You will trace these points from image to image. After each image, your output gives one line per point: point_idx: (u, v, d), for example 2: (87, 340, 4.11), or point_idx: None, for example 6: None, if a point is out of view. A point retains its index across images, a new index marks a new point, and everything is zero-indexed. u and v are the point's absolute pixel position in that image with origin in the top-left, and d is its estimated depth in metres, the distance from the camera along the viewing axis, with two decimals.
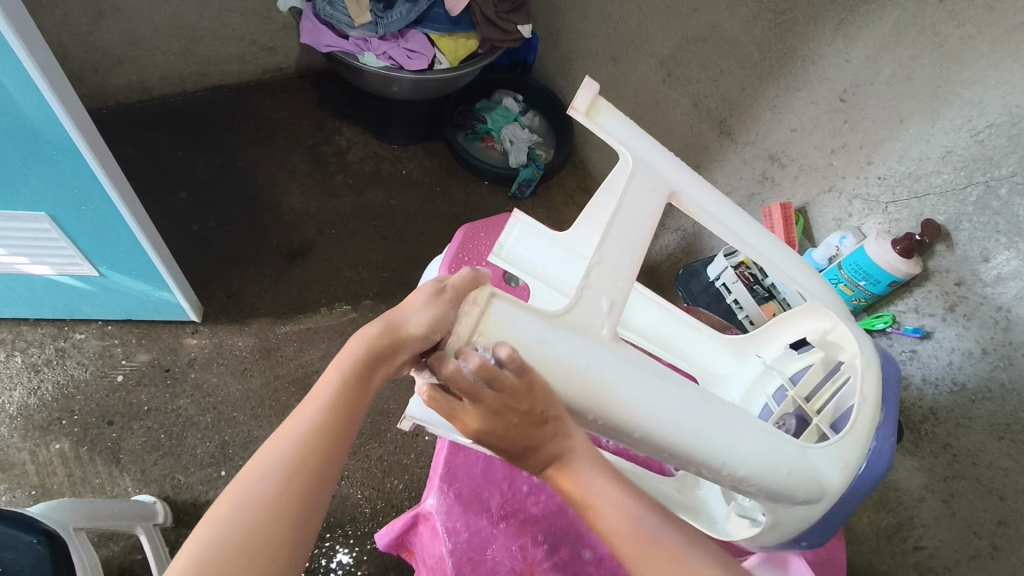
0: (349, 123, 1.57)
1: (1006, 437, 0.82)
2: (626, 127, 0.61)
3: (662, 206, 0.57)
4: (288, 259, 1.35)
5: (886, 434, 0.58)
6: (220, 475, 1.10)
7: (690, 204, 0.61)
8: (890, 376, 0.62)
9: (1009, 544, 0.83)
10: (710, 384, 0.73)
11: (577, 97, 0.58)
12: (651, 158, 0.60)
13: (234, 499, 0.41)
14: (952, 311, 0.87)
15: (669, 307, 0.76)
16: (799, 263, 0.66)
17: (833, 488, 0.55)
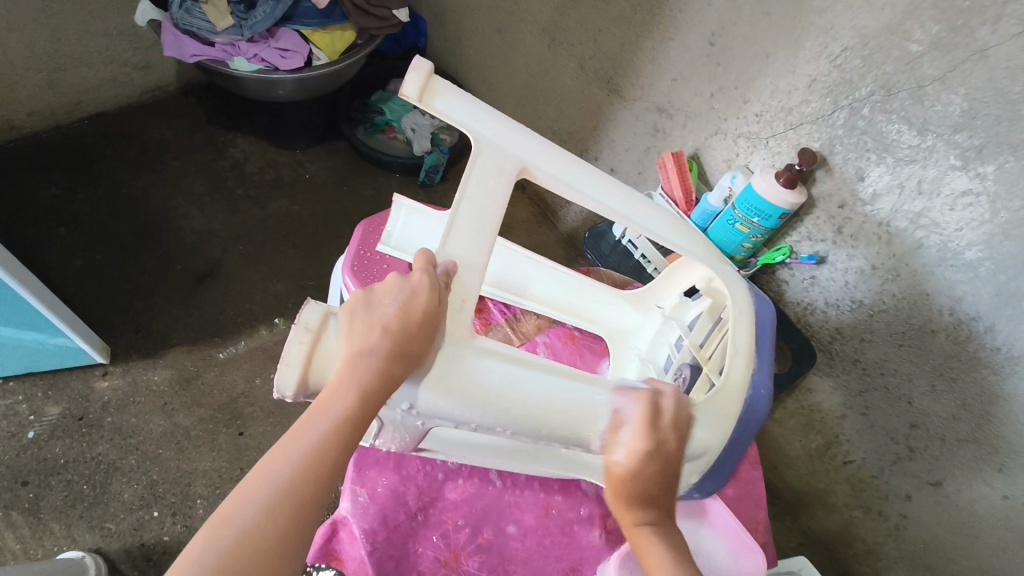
0: (243, 133, 1.51)
1: (905, 344, 0.87)
2: (468, 105, 0.61)
3: (509, 186, 0.60)
4: (197, 282, 1.30)
5: (762, 381, 0.61)
6: (153, 516, 1.05)
7: (542, 176, 0.62)
8: (765, 321, 0.67)
9: (923, 444, 0.92)
10: (616, 342, 0.74)
11: (406, 82, 0.58)
12: (498, 136, 0.61)
13: (249, 501, 0.43)
14: (840, 233, 0.89)
15: (565, 272, 0.76)
16: (666, 219, 0.68)
17: (716, 442, 0.58)
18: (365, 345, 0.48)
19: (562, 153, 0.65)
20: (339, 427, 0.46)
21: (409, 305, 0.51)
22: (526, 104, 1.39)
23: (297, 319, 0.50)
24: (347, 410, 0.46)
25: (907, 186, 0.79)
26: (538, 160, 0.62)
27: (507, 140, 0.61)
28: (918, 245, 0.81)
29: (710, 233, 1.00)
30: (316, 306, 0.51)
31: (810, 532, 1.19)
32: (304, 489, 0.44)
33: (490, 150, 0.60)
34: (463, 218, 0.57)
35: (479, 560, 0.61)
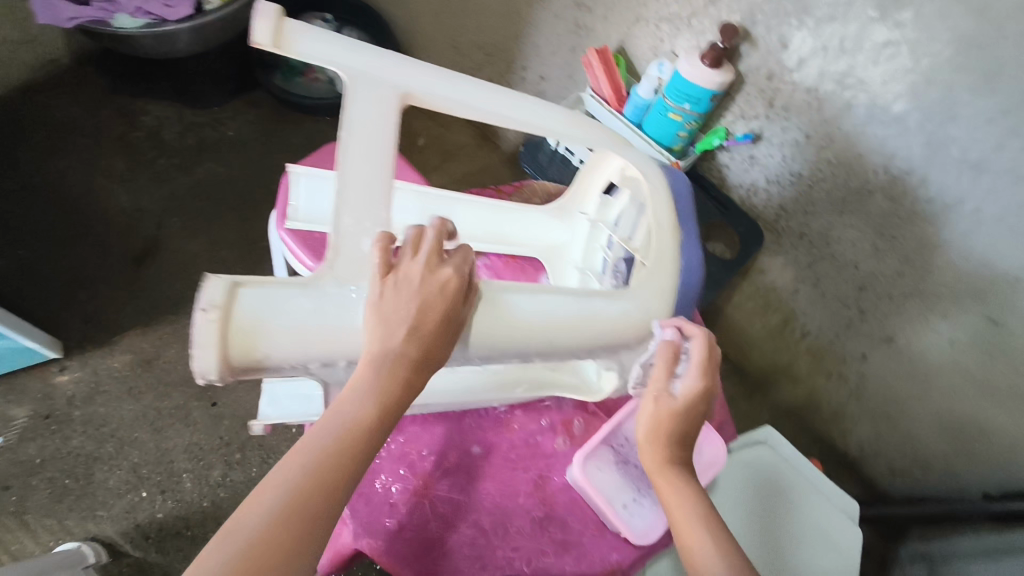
0: (154, 98, 1.42)
1: (846, 210, 0.88)
2: (327, 39, 0.55)
3: (395, 114, 0.55)
4: (138, 262, 1.25)
5: (692, 252, 0.64)
6: (142, 496, 1.06)
7: (432, 98, 0.59)
8: (681, 191, 0.69)
9: (872, 303, 0.94)
10: (554, 258, 0.76)
11: (255, 31, 0.50)
12: (368, 65, 0.56)
13: (260, 508, 0.40)
14: (772, 107, 0.88)
15: (487, 203, 0.74)
16: (568, 115, 0.66)
17: (661, 321, 0.60)
18: (381, 341, 0.45)
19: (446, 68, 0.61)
20: (359, 430, 0.44)
21: (425, 294, 0.46)
22: (445, 21, 1.32)
23: (198, 299, 0.42)
24: (368, 408, 0.44)
25: (829, 47, 0.77)
26: (420, 82, 0.58)
27: (381, 68, 0.56)
28: (847, 106, 0.80)
29: (645, 127, 0.97)
30: (220, 282, 0.43)
31: (779, 403, 1.25)
32: (324, 484, 0.42)
33: (366, 85, 0.55)
34: (352, 159, 0.52)
35: (446, 484, 0.62)
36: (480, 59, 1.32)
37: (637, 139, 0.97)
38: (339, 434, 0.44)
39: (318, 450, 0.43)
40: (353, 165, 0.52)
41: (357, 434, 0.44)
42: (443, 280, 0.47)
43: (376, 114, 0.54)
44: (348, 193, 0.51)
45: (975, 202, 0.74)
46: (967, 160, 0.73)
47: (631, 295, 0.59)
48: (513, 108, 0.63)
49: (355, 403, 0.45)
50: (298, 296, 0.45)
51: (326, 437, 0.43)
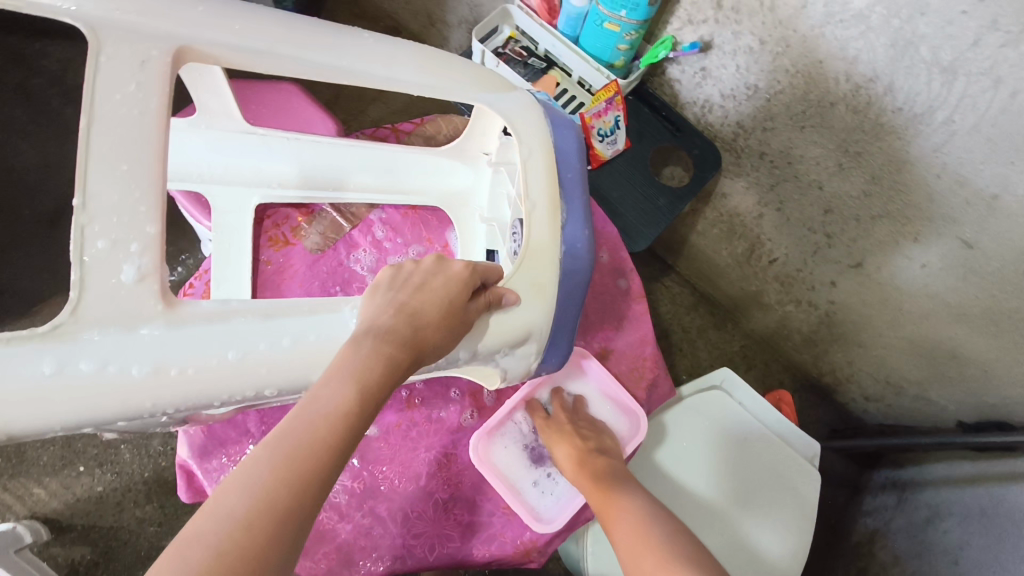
0: (51, 38, 1.27)
1: (807, 126, 0.77)
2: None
3: (156, 84, 0.46)
4: (54, 224, 1.16)
5: (578, 225, 0.64)
6: (79, 472, 1.02)
7: (229, 55, 0.52)
8: (567, 152, 0.66)
9: (839, 227, 0.84)
10: (456, 206, 0.74)
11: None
12: (116, 11, 0.47)
13: (225, 509, 0.36)
14: (720, 8, 0.75)
15: (371, 147, 0.72)
16: (420, 66, 0.60)
17: (540, 313, 0.60)
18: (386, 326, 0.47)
19: (243, 11, 0.53)
20: (344, 414, 0.42)
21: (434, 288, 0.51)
22: None
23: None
24: (345, 395, 0.42)
25: None
26: (201, 37, 0.50)
27: (142, 13, 0.47)
28: (801, 5, 0.67)
29: (582, 41, 0.85)
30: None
31: (752, 333, 1.17)
32: (304, 472, 0.39)
33: (116, 38, 0.46)
34: (98, 152, 0.44)
35: None
36: None
37: (571, 55, 0.87)
38: (322, 416, 0.41)
39: (299, 433, 0.40)
40: (100, 146, 0.44)
41: (343, 415, 0.41)
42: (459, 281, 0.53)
43: (132, 79, 0.46)
44: (96, 186, 0.43)
45: (948, 109, 0.63)
46: (938, 62, 0.61)
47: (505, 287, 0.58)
48: (341, 68, 0.56)
49: (344, 387, 0.42)
50: (27, 354, 0.40)
51: (307, 421, 0.40)
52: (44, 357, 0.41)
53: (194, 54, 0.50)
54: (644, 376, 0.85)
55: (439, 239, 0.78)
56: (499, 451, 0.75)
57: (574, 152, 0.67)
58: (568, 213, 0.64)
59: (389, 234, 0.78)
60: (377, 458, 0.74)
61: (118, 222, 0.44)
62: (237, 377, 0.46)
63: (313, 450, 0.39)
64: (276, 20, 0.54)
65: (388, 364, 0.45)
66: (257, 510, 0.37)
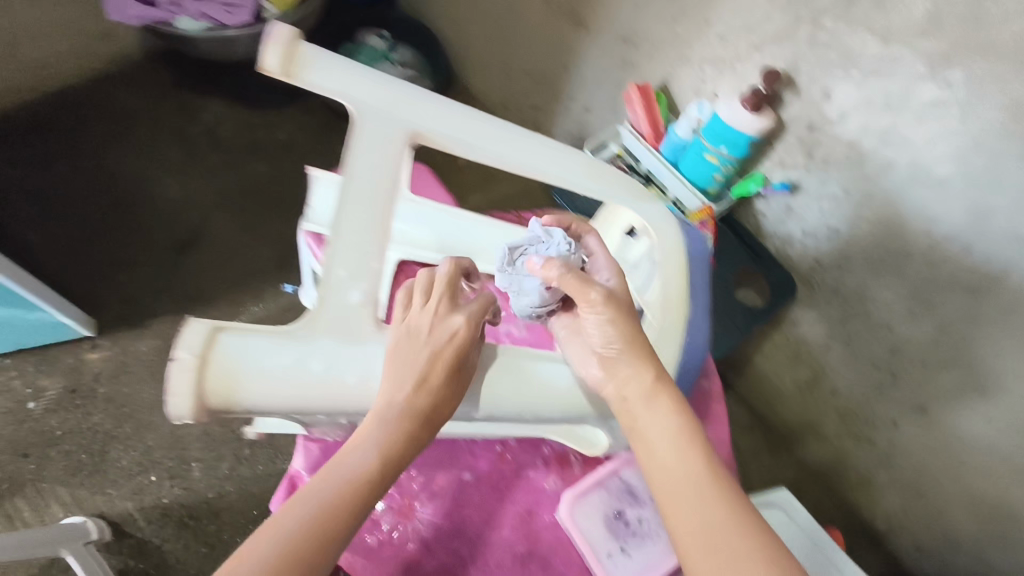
0: (213, 97, 1.48)
1: (883, 271, 0.84)
2: (341, 67, 0.54)
3: (399, 155, 0.56)
4: (179, 251, 1.30)
5: (702, 322, 0.66)
6: (151, 480, 1.09)
7: (448, 140, 0.59)
8: (697, 254, 0.69)
9: (906, 369, 0.88)
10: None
11: (264, 53, 0.50)
12: (374, 95, 0.56)
13: (280, 525, 0.43)
14: (811, 158, 0.84)
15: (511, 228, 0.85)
16: (582, 160, 0.66)
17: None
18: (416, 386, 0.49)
19: (458, 108, 0.61)
20: (381, 459, 0.47)
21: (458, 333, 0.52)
22: (497, 46, 1.34)
23: (177, 345, 0.45)
24: (385, 440, 0.47)
25: (874, 102, 0.74)
26: (430, 123, 0.58)
27: (391, 102, 0.56)
28: (888, 165, 0.77)
29: (681, 166, 0.96)
30: (200, 327, 0.46)
31: (804, 463, 1.18)
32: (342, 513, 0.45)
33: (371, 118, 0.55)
34: (349, 203, 0.53)
35: (433, 506, 0.66)
36: (527, 85, 1.33)
37: (670, 176, 0.97)
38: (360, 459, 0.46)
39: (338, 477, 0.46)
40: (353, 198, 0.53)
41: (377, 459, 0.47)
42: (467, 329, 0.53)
43: (378, 150, 0.55)
44: (345, 226, 0.53)
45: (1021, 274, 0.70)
46: (1014, 232, 0.69)
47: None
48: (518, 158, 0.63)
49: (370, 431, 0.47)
50: (270, 349, 0.48)
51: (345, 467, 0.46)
52: (286, 353, 0.48)
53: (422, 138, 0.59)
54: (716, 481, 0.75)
55: None
56: (580, 519, 0.66)
57: (702, 257, 0.70)
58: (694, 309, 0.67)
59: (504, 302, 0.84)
60: None
61: (354, 258, 0.53)
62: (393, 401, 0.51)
63: (358, 488, 0.46)
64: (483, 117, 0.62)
65: (419, 417, 0.49)
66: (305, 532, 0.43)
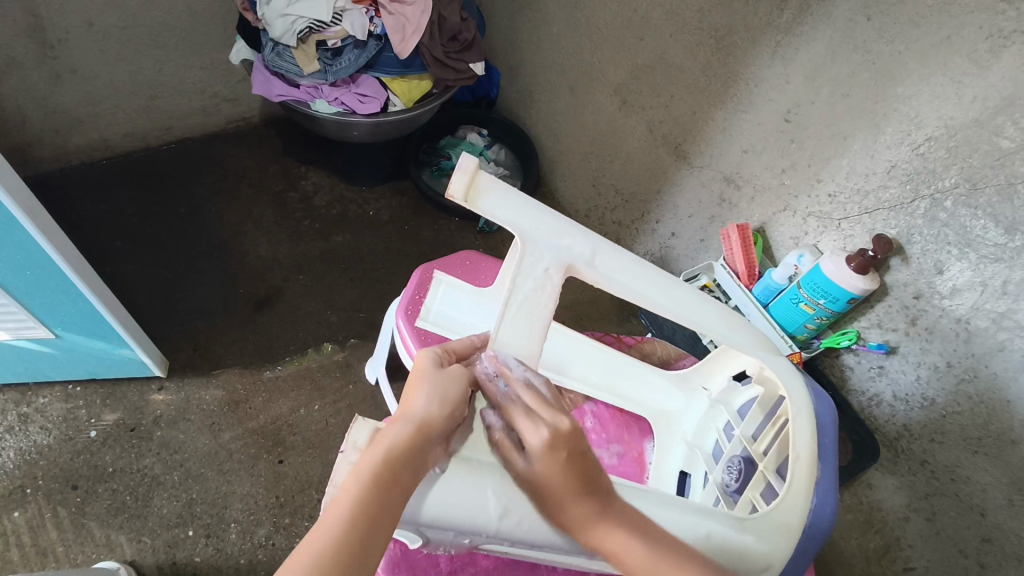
0: (315, 167, 1.58)
1: (980, 452, 0.79)
2: (515, 200, 0.60)
3: (557, 282, 0.60)
4: (258, 306, 1.34)
5: (827, 486, 0.61)
6: (187, 535, 1.07)
7: (597, 277, 0.62)
8: (825, 418, 0.66)
9: (995, 562, 0.80)
10: (662, 425, 0.77)
11: (452, 183, 0.56)
12: (542, 228, 0.60)
13: None
14: (913, 325, 0.84)
15: (612, 353, 0.81)
16: (715, 307, 0.68)
17: (779, 556, 0.58)
18: (426, 413, 0.50)
19: (608, 249, 0.64)
20: (363, 499, 0.44)
21: (450, 378, 0.53)
22: (592, 161, 1.40)
23: (346, 439, 0.51)
24: (371, 476, 0.45)
25: (990, 285, 0.74)
26: (584, 256, 0.62)
27: (550, 236, 0.61)
28: (999, 348, 0.75)
29: (772, 310, 0.96)
30: (365, 423, 0.52)
31: None
32: (348, 554, 0.42)
33: (533, 246, 0.60)
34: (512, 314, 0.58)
35: None
36: (616, 201, 1.38)
37: (759, 317, 0.97)
38: (359, 480, 0.45)
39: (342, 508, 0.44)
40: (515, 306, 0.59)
41: (376, 483, 0.45)
42: (465, 376, 0.54)
43: (538, 272, 0.60)
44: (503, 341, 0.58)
45: None
46: None
47: (754, 523, 0.58)
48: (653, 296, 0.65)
49: (376, 452, 0.47)
50: None
51: (346, 496, 0.44)
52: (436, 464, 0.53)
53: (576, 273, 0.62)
54: None
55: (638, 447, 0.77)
56: None
57: (829, 418, 0.66)
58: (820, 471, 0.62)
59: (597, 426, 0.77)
60: None
61: None
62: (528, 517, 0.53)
63: (348, 542, 0.43)
64: (630, 259, 0.65)
65: (407, 469, 0.47)
66: None
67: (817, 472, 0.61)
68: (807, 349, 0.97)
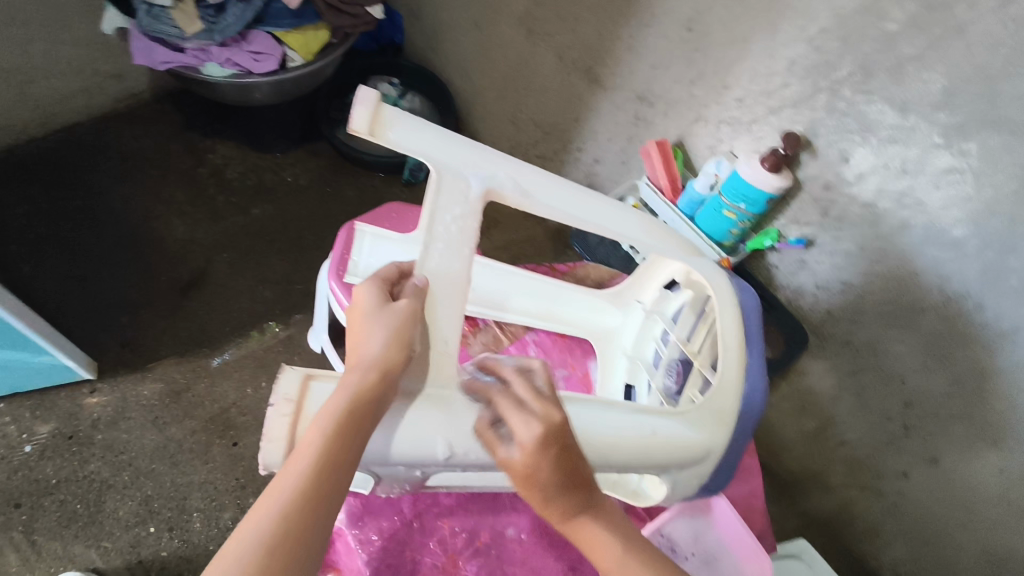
0: (222, 139, 1.49)
1: (895, 324, 0.85)
2: (422, 130, 0.59)
3: (476, 205, 0.59)
4: (184, 292, 1.28)
5: (757, 370, 0.66)
6: (149, 532, 1.05)
7: (517, 200, 0.62)
8: (750, 306, 0.70)
9: (916, 421, 0.88)
10: (604, 343, 0.80)
11: (355, 117, 0.54)
12: (455, 156, 0.60)
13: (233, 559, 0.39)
14: (826, 216, 0.88)
15: (544, 281, 0.81)
16: (636, 216, 0.69)
17: (718, 440, 0.62)
18: (383, 353, 0.49)
19: (526, 170, 0.64)
20: (329, 447, 0.44)
21: (401, 314, 0.51)
22: (508, 97, 1.37)
23: (274, 392, 0.49)
24: (337, 422, 0.45)
25: (890, 167, 0.78)
26: (501, 178, 0.61)
27: (464, 162, 0.60)
28: (904, 225, 0.80)
29: (698, 220, 0.99)
30: (293, 374, 0.50)
31: (808, 513, 1.13)
32: (315, 502, 0.42)
33: (450, 172, 0.59)
34: (435, 243, 0.57)
35: (478, 563, 0.65)
36: (537, 135, 1.37)
37: (686, 229, 0.99)
38: (321, 431, 0.44)
39: (304, 462, 0.43)
40: (435, 231, 0.57)
41: (340, 430, 0.45)
42: (414, 312, 0.53)
43: (458, 196, 0.59)
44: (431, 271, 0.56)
45: None
46: None
47: (693, 416, 0.61)
48: (576, 212, 0.65)
49: (338, 398, 0.46)
50: None
51: (309, 448, 0.44)
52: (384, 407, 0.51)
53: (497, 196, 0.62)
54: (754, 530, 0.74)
55: (583, 368, 0.81)
56: None
57: (753, 306, 0.70)
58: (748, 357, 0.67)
59: (541, 354, 0.79)
60: (513, 561, 0.66)
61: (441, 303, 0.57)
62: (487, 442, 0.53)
63: (314, 491, 0.42)
64: (549, 179, 0.65)
65: (371, 413, 0.47)
66: (263, 551, 0.39)
67: (746, 359, 0.65)
68: (733, 254, 1.00)
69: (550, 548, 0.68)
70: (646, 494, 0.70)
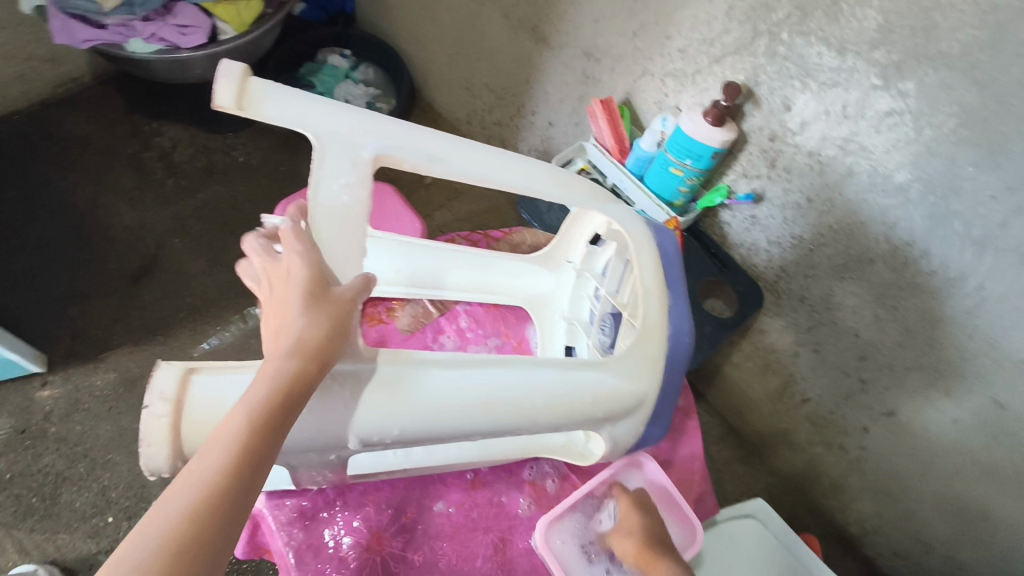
0: (169, 120, 1.44)
1: (847, 276, 0.83)
2: (299, 99, 0.55)
3: (365, 172, 0.56)
4: (135, 279, 1.25)
5: (682, 315, 0.68)
6: (108, 522, 1.03)
7: (418, 165, 0.60)
8: (668, 251, 0.72)
9: (873, 375, 0.87)
10: (539, 307, 0.80)
11: (219, 93, 0.50)
12: (337, 124, 0.56)
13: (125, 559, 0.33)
14: (773, 167, 0.85)
15: (468, 252, 0.78)
16: (551, 172, 0.68)
17: (650, 385, 0.64)
18: (317, 339, 0.45)
19: (424, 134, 0.61)
20: (246, 441, 0.39)
21: (338, 299, 0.47)
22: (459, 63, 1.33)
23: (149, 392, 0.46)
24: (258, 414, 0.40)
25: (832, 112, 0.75)
26: (393, 143, 0.59)
27: (352, 130, 0.57)
28: (848, 173, 0.77)
29: (647, 179, 0.96)
30: (170, 369, 0.47)
31: (778, 472, 1.12)
32: (227, 500, 0.37)
33: (332, 142, 0.55)
34: (323, 220, 0.53)
35: (404, 539, 0.67)
36: (491, 101, 1.33)
37: (637, 191, 0.97)
38: (241, 422, 0.40)
39: (217, 458, 0.38)
40: (324, 204, 0.53)
41: (260, 422, 0.40)
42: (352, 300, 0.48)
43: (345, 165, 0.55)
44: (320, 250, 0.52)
45: (979, 277, 0.70)
46: (971, 236, 0.69)
47: (622, 367, 0.62)
48: (488, 172, 0.64)
49: (263, 387, 0.42)
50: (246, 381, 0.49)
51: (223, 442, 0.39)
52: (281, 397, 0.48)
53: (393, 161, 0.59)
54: (691, 490, 0.79)
55: (521, 334, 0.80)
56: (555, 542, 0.66)
57: (672, 250, 0.73)
58: (673, 302, 0.69)
59: (472, 324, 0.79)
60: (440, 534, 0.68)
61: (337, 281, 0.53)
62: (405, 423, 0.51)
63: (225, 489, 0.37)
64: (452, 143, 0.63)
65: (297, 405, 0.43)
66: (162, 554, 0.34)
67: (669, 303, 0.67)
68: (683, 214, 0.97)
69: (479, 519, 0.70)
70: (592, 453, 0.71)
